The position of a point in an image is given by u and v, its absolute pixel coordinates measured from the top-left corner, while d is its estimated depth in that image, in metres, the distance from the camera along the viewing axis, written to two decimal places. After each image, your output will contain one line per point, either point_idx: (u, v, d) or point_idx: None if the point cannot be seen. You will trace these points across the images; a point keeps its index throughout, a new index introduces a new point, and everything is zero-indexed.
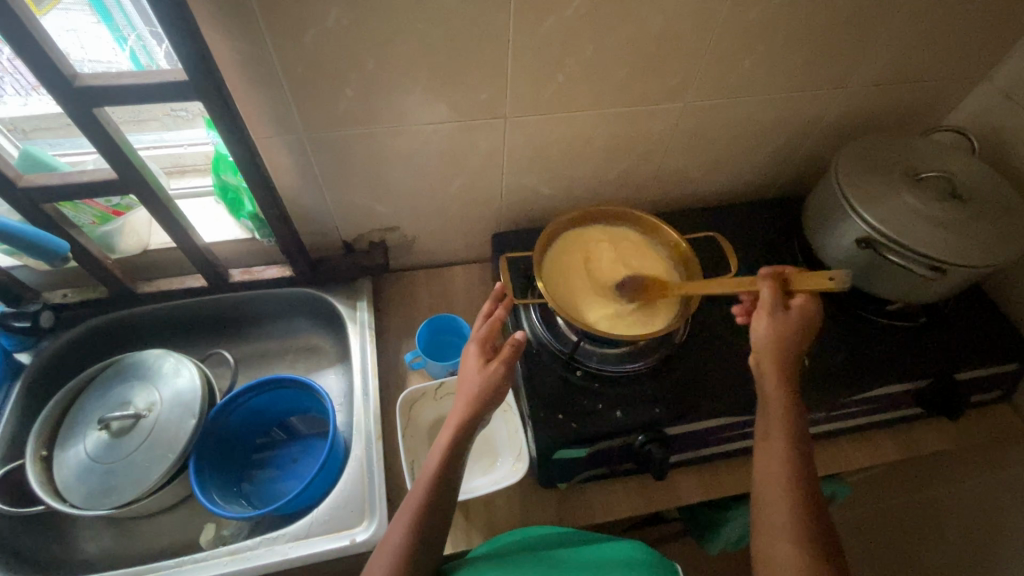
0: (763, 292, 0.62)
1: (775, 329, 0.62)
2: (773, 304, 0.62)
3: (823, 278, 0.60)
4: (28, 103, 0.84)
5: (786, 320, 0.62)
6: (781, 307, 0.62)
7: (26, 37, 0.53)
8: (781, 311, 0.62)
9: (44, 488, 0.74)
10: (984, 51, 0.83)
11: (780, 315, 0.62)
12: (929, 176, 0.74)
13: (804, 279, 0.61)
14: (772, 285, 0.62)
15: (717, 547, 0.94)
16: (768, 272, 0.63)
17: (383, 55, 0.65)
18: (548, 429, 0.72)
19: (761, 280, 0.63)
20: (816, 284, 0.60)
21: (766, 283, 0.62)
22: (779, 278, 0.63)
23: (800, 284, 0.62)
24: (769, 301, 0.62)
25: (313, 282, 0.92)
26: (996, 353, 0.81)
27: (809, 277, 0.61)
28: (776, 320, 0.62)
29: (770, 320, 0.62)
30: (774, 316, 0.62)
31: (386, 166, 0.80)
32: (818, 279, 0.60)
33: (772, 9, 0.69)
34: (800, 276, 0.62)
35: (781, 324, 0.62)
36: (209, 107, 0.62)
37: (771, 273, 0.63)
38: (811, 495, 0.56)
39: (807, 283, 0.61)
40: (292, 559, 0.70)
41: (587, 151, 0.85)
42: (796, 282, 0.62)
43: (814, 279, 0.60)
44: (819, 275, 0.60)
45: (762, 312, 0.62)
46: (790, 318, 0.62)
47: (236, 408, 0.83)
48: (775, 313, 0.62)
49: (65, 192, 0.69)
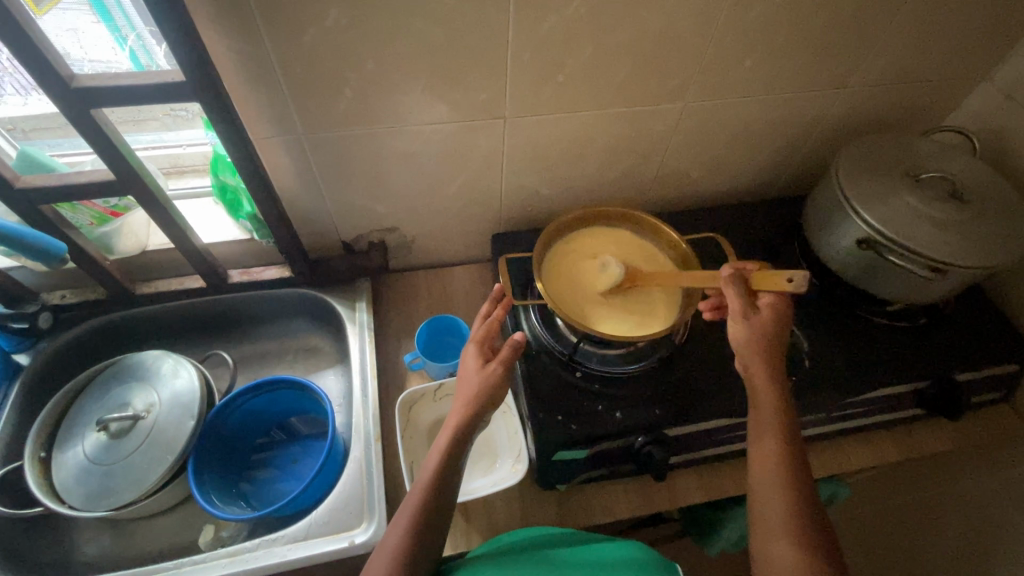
0: (730, 296, 0.63)
1: (751, 331, 0.62)
2: (743, 308, 0.62)
3: (780, 279, 0.59)
4: (28, 102, 0.84)
5: (758, 321, 0.62)
6: (750, 309, 0.62)
7: (23, 37, 0.53)
8: (751, 314, 0.62)
9: (42, 490, 0.74)
10: (985, 52, 0.82)
11: (753, 317, 0.62)
12: (930, 177, 0.74)
13: (764, 280, 0.61)
14: (736, 288, 0.63)
15: (717, 548, 0.94)
16: (732, 274, 0.63)
17: (382, 55, 0.65)
18: (547, 430, 0.71)
19: (725, 284, 0.63)
20: (775, 285, 0.59)
21: (730, 287, 0.63)
22: (741, 279, 0.63)
23: (761, 283, 0.62)
24: (737, 306, 0.62)
25: (312, 282, 0.92)
26: (995, 354, 0.81)
27: (766, 278, 0.61)
28: (751, 323, 0.62)
29: (742, 324, 0.62)
30: (748, 320, 0.62)
31: (386, 167, 0.80)
32: (777, 279, 0.59)
33: (774, 8, 0.69)
34: (760, 276, 0.62)
35: (755, 326, 0.62)
36: (208, 107, 0.61)
37: (733, 276, 0.63)
38: (807, 495, 0.56)
39: (766, 284, 0.61)
40: (290, 560, 0.70)
41: (587, 152, 0.85)
42: (756, 282, 0.62)
43: (773, 280, 0.60)
44: (778, 275, 0.59)
45: (735, 317, 0.63)
46: (764, 317, 0.63)
47: (235, 409, 0.83)
48: (747, 317, 0.62)
49: (63, 192, 0.69)
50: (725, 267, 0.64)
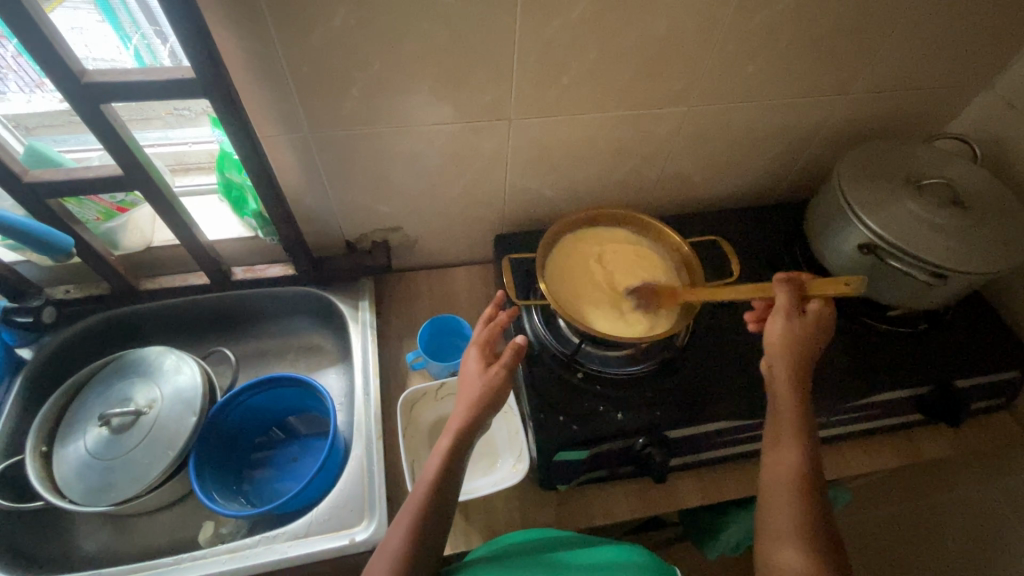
0: (780, 294, 0.64)
1: (790, 331, 0.63)
2: (789, 307, 0.64)
3: (837, 285, 0.62)
4: (32, 100, 0.84)
5: (801, 324, 0.64)
6: (796, 310, 0.64)
7: (36, 33, 0.53)
8: (795, 315, 0.64)
9: (43, 484, 0.74)
10: (985, 60, 0.83)
11: (796, 318, 0.64)
12: (931, 184, 0.74)
13: (819, 284, 0.63)
14: (789, 288, 0.64)
15: (716, 551, 0.93)
16: (783, 278, 0.65)
17: (389, 56, 0.65)
18: (548, 431, 0.72)
19: (778, 284, 0.65)
20: (829, 288, 0.62)
21: (782, 286, 0.65)
22: (795, 283, 0.65)
23: (814, 288, 0.64)
24: (785, 303, 0.64)
25: (315, 281, 0.92)
26: (994, 360, 0.81)
27: (822, 283, 0.63)
28: (792, 324, 0.64)
29: (786, 320, 0.63)
30: (789, 319, 0.64)
31: (390, 166, 0.80)
32: (833, 283, 0.61)
33: (778, 15, 0.70)
34: (816, 283, 0.64)
35: (797, 327, 0.63)
36: (216, 105, 0.62)
37: (789, 278, 0.65)
38: (818, 502, 0.56)
39: (821, 289, 0.63)
40: (291, 557, 0.70)
41: (591, 155, 0.86)
42: (809, 287, 0.64)
43: (827, 285, 0.63)
44: (835, 280, 0.62)
45: (779, 314, 0.64)
46: (806, 321, 0.64)
47: (237, 406, 0.83)
48: (790, 315, 0.64)
49: (70, 187, 0.69)
50: (782, 272, 0.66)
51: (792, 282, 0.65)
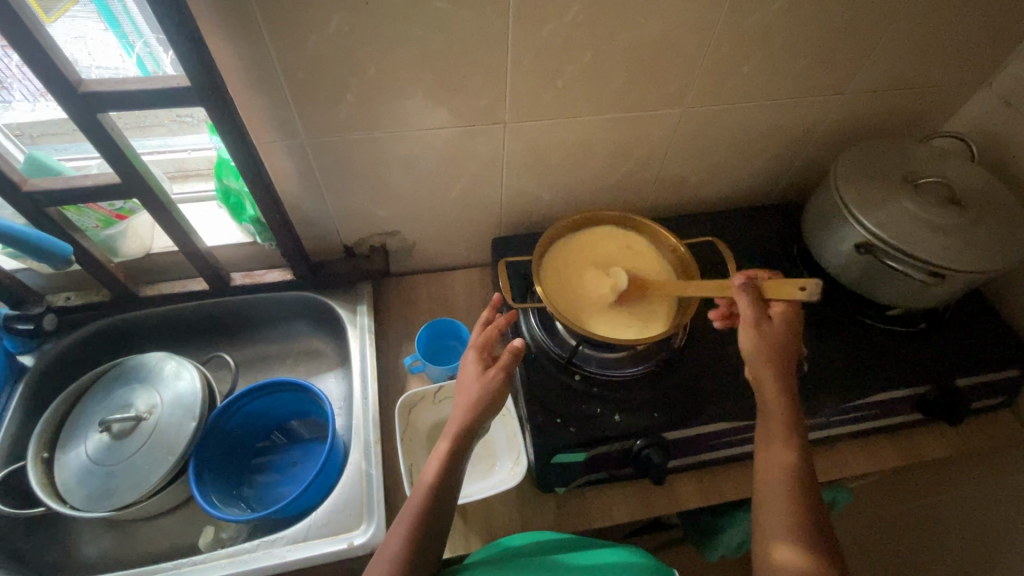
0: (741, 303, 0.63)
1: (762, 339, 0.62)
2: (752, 316, 0.62)
3: (793, 287, 0.57)
4: (36, 108, 0.85)
5: (771, 330, 0.62)
6: (760, 317, 0.62)
7: (32, 43, 0.54)
8: (763, 322, 0.62)
9: (44, 490, 0.75)
10: (983, 59, 0.83)
11: (765, 325, 0.62)
12: (928, 182, 0.74)
13: (772, 288, 0.60)
14: (749, 296, 0.62)
15: (717, 553, 0.93)
16: (740, 284, 0.63)
17: (384, 62, 0.66)
18: (546, 434, 0.72)
19: (737, 292, 0.63)
20: (785, 293, 0.58)
21: (742, 294, 0.63)
22: (752, 287, 0.62)
23: (772, 292, 0.61)
24: (749, 315, 0.62)
25: (315, 286, 0.93)
26: (994, 359, 0.80)
27: (777, 287, 0.59)
28: (761, 332, 0.62)
29: (752, 332, 0.62)
30: (758, 328, 0.62)
31: (387, 171, 0.80)
32: (790, 287, 0.58)
33: (772, 15, 0.70)
34: (771, 286, 0.60)
35: (767, 335, 0.62)
36: (212, 112, 0.62)
37: (745, 285, 0.62)
38: (812, 500, 0.56)
39: (777, 293, 0.60)
40: (289, 562, 0.70)
41: (588, 158, 0.86)
42: (767, 291, 0.61)
43: (785, 288, 0.59)
44: (790, 283, 0.58)
45: (747, 325, 0.62)
46: (777, 326, 0.63)
47: (236, 411, 0.83)
48: (757, 326, 0.62)
49: (70, 195, 0.70)
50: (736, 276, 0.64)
51: (748, 288, 0.63)
